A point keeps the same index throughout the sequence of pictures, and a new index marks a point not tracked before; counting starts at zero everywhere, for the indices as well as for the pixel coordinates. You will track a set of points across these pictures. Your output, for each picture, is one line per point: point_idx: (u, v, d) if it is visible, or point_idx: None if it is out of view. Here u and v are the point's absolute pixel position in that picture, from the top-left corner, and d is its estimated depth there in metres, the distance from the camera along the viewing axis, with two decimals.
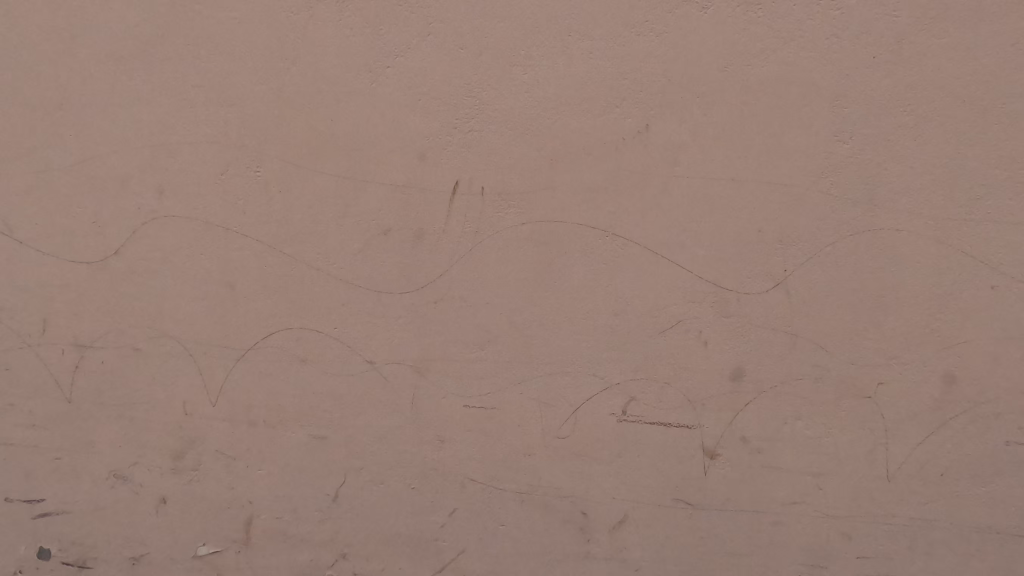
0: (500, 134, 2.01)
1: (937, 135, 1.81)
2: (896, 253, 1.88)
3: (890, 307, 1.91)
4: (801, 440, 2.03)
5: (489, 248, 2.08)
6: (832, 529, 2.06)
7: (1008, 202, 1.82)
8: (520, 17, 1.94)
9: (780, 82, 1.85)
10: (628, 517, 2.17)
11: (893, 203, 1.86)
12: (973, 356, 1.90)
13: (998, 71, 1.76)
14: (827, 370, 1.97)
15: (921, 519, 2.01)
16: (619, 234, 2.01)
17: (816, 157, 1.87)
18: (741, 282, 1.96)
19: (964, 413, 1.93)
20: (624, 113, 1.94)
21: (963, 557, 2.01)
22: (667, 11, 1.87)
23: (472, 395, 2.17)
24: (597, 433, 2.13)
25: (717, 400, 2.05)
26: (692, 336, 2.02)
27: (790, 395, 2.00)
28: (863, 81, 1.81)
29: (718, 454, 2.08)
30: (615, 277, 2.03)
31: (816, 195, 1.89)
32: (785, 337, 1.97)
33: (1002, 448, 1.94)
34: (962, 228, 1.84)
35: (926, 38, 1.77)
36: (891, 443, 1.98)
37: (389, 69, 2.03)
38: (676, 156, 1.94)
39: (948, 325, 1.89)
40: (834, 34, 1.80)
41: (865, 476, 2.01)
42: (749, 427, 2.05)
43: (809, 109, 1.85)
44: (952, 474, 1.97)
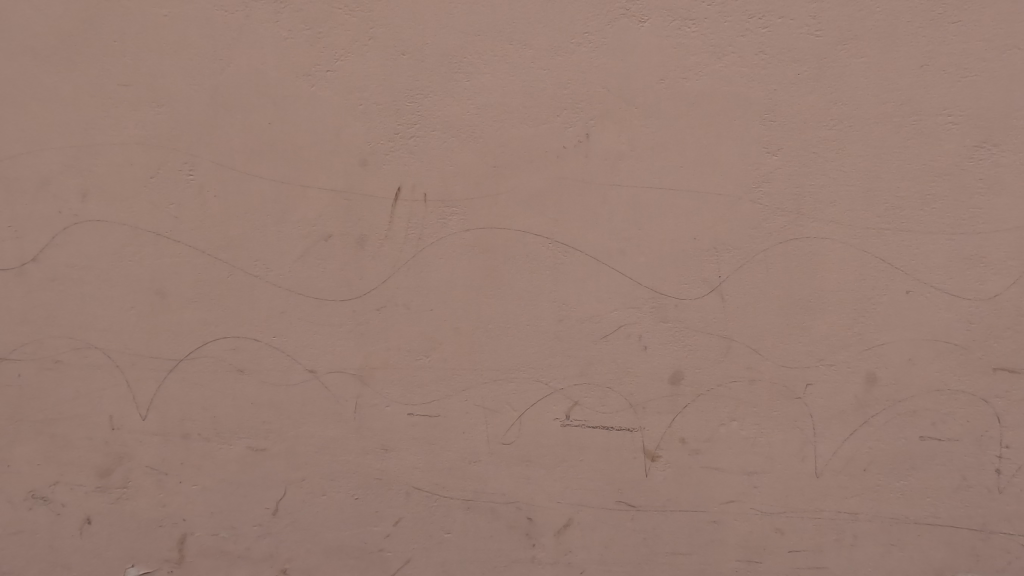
0: (442, 140, 2.00)
1: (857, 149, 1.91)
2: (822, 260, 1.98)
3: (817, 311, 2.00)
4: (736, 440, 2.10)
5: (433, 254, 2.07)
6: (766, 525, 2.15)
7: (922, 212, 1.93)
8: (460, 25, 1.93)
9: (713, 95, 1.92)
10: (573, 520, 2.20)
11: (818, 212, 1.95)
12: (892, 357, 2.01)
13: (911, 89, 1.87)
14: (760, 373, 2.05)
15: (846, 513, 2.11)
16: (562, 241, 2.03)
17: (746, 168, 1.95)
18: (679, 288, 2.02)
19: (884, 411, 2.04)
20: (565, 122, 1.97)
21: (885, 547, 2.12)
22: (605, 23, 1.90)
23: (417, 402, 2.15)
24: (542, 438, 2.15)
25: (657, 404, 2.10)
26: (632, 341, 2.07)
27: (726, 397, 2.08)
28: (790, 96, 1.90)
29: (659, 456, 2.13)
30: (559, 283, 2.06)
31: (748, 205, 1.96)
32: (720, 341, 2.04)
33: (921, 444, 2.05)
34: (881, 237, 1.95)
35: (846, 56, 1.87)
36: (819, 441, 2.08)
37: (328, 73, 1.99)
38: (616, 165, 1.98)
39: (869, 328, 2.00)
40: (762, 51, 1.88)
41: (796, 473, 2.10)
42: (687, 429, 2.11)
43: (740, 121, 1.92)
44: (874, 469, 2.08)
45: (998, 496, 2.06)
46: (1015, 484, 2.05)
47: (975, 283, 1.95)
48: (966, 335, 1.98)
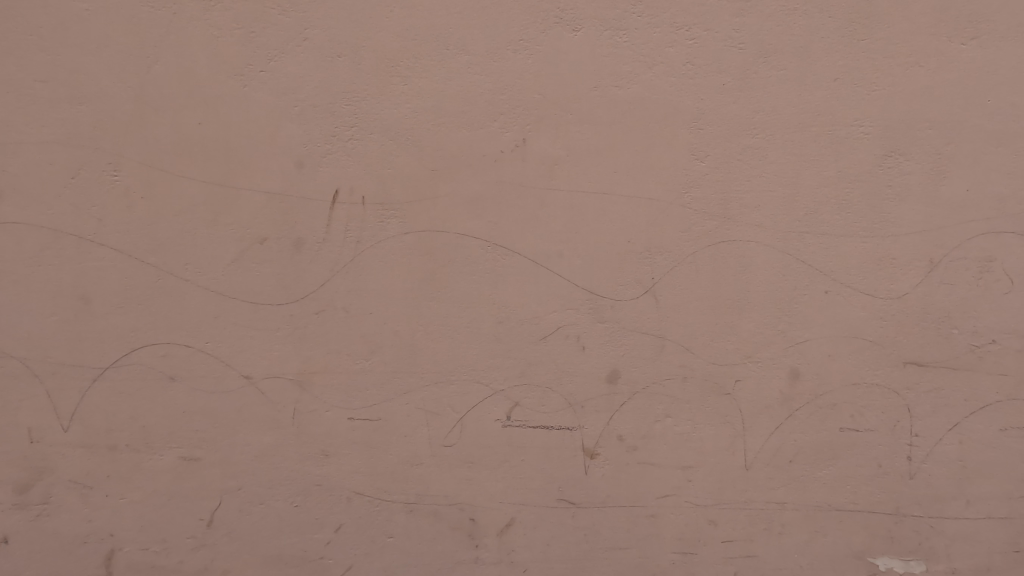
0: (380, 143, 1.99)
1: (779, 156, 2.01)
2: (748, 262, 2.07)
3: (745, 311, 2.10)
4: (671, 436, 2.17)
5: (371, 257, 2.06)
6: (700, 516, 2.23)
7: (838, 216, 2.04)
8: (395, 28, 1.93)
9: (644, 103, 1.98)
10: (515, 519, 2.22)
11: (744, 216, 2.04)
12: (814, 353, 2.12)
13: (827, 100, 1.98)
14: (692, 370, 2.13)
15: (774, 503, 2.22)
16: (501, 243, 2.06)
17: (677, 174, 2.02)
18: (615, 290, 2.08)
19: (807, 405, 2.15)
20: (502, 126, 1.99)
21: (810, 534, 2.24)
22: (541, 30, 1.94)
23: (357, 406, 2.14)
24: (484, 439, 2.17)
25: (596, 402, 2.15)
26: (570, 341, 2.11)
27: (661, 394, 2.14)
28: (716, 105, 1.98)
29: (598, 453, 2.18)
30: (498, 285, 2.08)
31: (679, 209, 2.04)
32: (655, 341, 2.11)
33: (841, 435, 2.17)
34: (802, 239, 2.05)
35: (767, 68, 1.96)
36: (748, 434, 2.17)
37: (261, 73, 1.95)
38: (552, 170, 2.02)
39: (792, 326, 2.10)
40: (690, 61, 1.96)
41: (727, 467, 2.19)
42: (624, 426, 2.17)
43: (670, 129, 1.99)
44: (799, 460, 2.19)
45: (911, 481, 2.20)
46: (926, 469, 2.19)
47: (887, 283, 2.08)
48: (880, 332, 2.11)
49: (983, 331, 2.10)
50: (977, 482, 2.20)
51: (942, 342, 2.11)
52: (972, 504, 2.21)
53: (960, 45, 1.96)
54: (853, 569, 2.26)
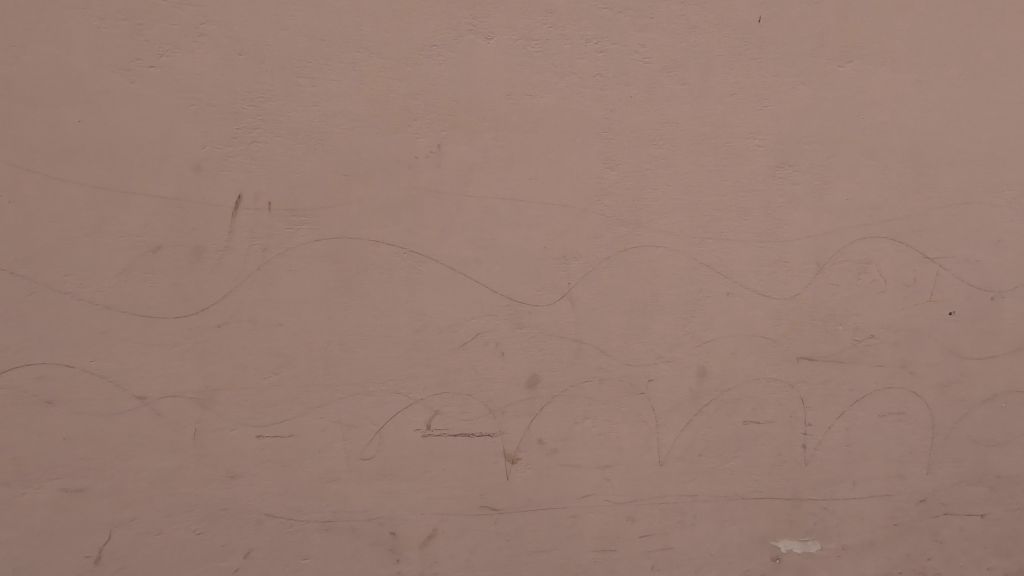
0: (287, 146, 1.91)
1: (683, 166, 2.12)
2: (658, 267, 2.16)
3: (656, 313, 2.19)
4: (590, 437, 2.23)
5: (280, 265, 1.96)
6: (618, 514, 2.30)
7: (738, 222, 2.18)
8: (302, 28, 1.86)
9: (557, 113, 2.03)
10: (438, 530, 2.19)
11: (653, 223, 2.13)
12: (719, 351, 2.25)
13: (725, 114, 2.11)
14: (608, 372, 2.19)
15: (687, 496, 2.32)
16: (417, 250, 2.03)
17: (590, 182, 2.08)
18: (533, 295, 2.10)
19: (714, 401, 2.28)
20: (417, 132, 1.97)
21: (720, 522, 2.37)
22: (454, 37, 1.93)
23: (267, 423, 2.02)
24: (403, 450, 2.12)
25: (516, 407, 2.16)
26: (490, 347, 2.11)
27: (579, 397, 2.19)
28: (625, 117, 2.06)
29: (519, 458, 2.20)
30: (416, 292, 2.05)
31: (592, 216, 2.10)
32: (572, 344, 2.15)
33: (745, 427, 2.31)
34: (706, 245, 2.17)
35: (671, 83, 2.07)
36: (661, 431, 2.26)
37: (153, 68, 1.81)
38: (468, 176, 2.01)
39: (699, 327, 2.22)
40: (600, 73, 2.02)
41: (643, 464, 2.28)
42: (545, 429, 2.19)
43: (583, 138, 2.05)
44: (709, 453, 2.31)
45: (806, 468, 2.38)
46: (818, 455, 2.38)
47: (782, 285, 2.24)
48: (777, 330, 2.27)
49: (863, 327, 2.32)
50: (862, 465, 2.41)
51: (829, 338, 2.30)
52: (858, 485, 2.43)
53: (839, 67, 2.14)
54: (757, 552, 2.42)
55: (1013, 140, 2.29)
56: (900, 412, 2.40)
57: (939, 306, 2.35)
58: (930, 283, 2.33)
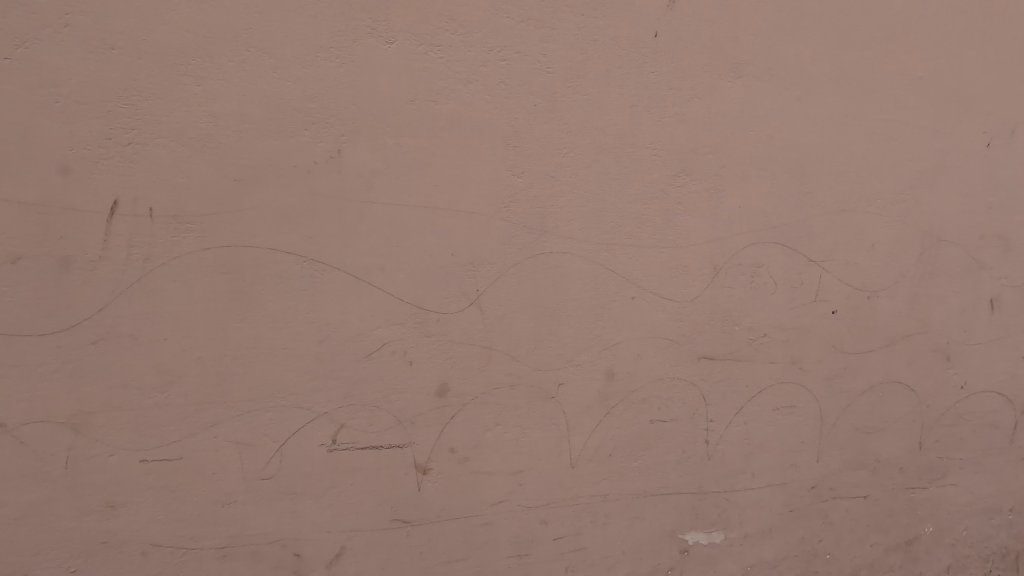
0: (170, 148, 1.79)
1: (587, 174, 2.17)
2: (565, 273, 2.20)
3: (564, 318, 2.23)
4: (501, 443, 2.23)
5: (164, 276, 1.83)
6: (532, 518, 2.31)
7: (640, 228, 2.26)
8: (184, 23, 1.75)
9: (461, 119, 2.02)
10: (345, 547, 2.12)
11: (559, 229, 2.17)
12: (625, 354, 2.32)
13: (625, 124, 2.19)
14: (518, 378, 2.21)
15: (598, 496, 2.37)
16: (318, 259, 1.95)
17: (495, 189, 2.09)
18: (440, 303, 2.08)
19: (622, 402, 2.34)
20: (315, 136, 1.90)
21: (630, 520, 2.44)
22: (352, 40, 1.88)
23: (152, 446, 1.89)
24: (307, 467, 2.04)
25: (426, 417, 2.13)
26: (397, 357, 2.07)
27: (489, 404, 2.19)
28: (529, 125, 2.09)
29: (430, 468, 2.16)
30: (317, 302, 1.97)
31: (499, 223, 2.10)
32: (481, 351, 2.15)
33: (651, 427, 2.39)
34: (611, 251, 2.24)
35: (573, 92, 2.11)
36: (572, 434, 2.30)
37: (8, 61, 1.64)
38: (370, 182, 1.97)
39: (606, 330, 2.28)
40: (503, 81, 2.04)
41: (554, 467, 2.30)
42: (456, 438, 2.17)
43: (487, 146, 2.05)
44: (618, 454, 2.37)
45: (708, 462, 2.50)
46: (719, 450, 2.50)
47: (682, 289, 2.34)
48: (678, 332, 2.37)
49: (757, 327, 2.46)
50: (759, 457, 2.56)
51: (727, 338, 2.43)
52: (756, 476, 2.57)
53: (729, 82, 2.27)
54: (665, 546, 2.51)
55: (882, 152, 2.51)
56: (791, 405, 2.56)
57: (823, 305, 2.54)
58: (814, 284, 2.51)
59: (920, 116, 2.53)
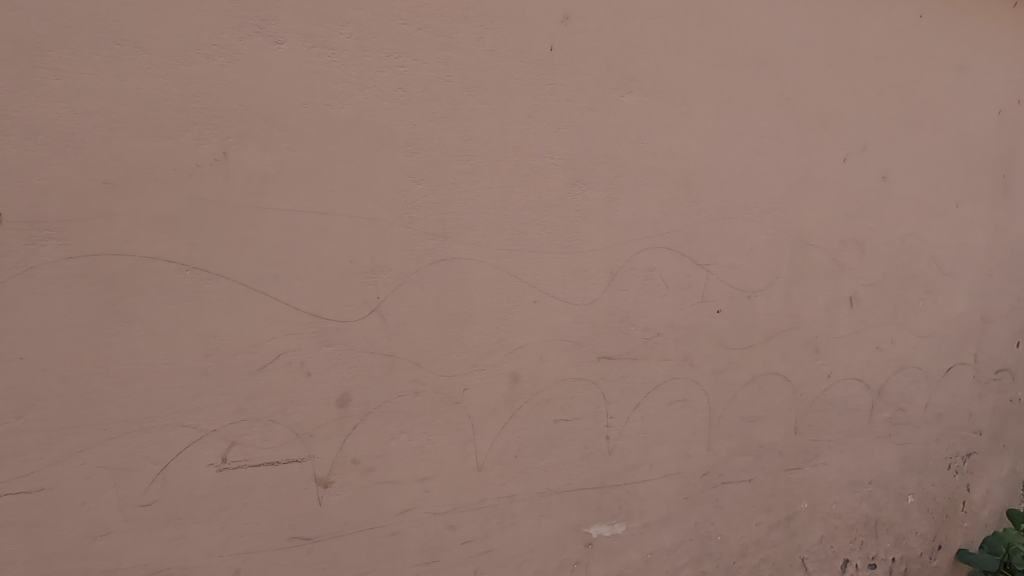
0: (25, 147, 1.62)
1: (488, 181, 2.21)
2: (467, 279, 2.23)
3: (468, 323, 2.25)
4: (407, 451, 2.21)
5: (19, 289, 1.65)
6: (439, 524, 2.31)
7: (540, 234, 2.33)
8: (40, 11, 1.60)
9: (358, 124, 1.99)
10: (241, 570, 2.01)
11: (461, 235, 2.19)
12: (529, 357, 2.38)
13: (524, 133, 2.25)
14: (423, 384, 2.20)
15: (505, 497, 2.42)
16: (203, 267, 1.84)
17: (396, 195, 2.07)
18: (340, 311, 2.03)
19: (526, 404, 2.40)
20: (197, 137, 1.79)
21: (537, 518, 2.50)
22: (238, 38, 1.80)
23: (7, 477, 1.70)
24: (194, 489, 1.91)
25: (326, 429, 2.06)
26: (294, 368, 1.99)
27: (394, 412, 2.16)
28: (429, 132, 2.09)
29: (332, 481, 2.10)
30: (203, 313, 1.85)
31: (400, 229, 2.09)
32: (384, 359, 2.12)
33: (555, 426, 2.47)
34: (513, 256, 2.29)
35: (473, 101, 2.15)
36: (478, 438, 2.33)
37: None
38: (261, 187, 1.88)
39: (510, 334, 2.33)
40: (401, 88, 2.03)
41: (461, 472, 2.32)
42: (358, 448, 2.13)
43: (386, 151, 2.04)
44: (523, 454, 2.43)
45: (609, 457, 2.62)
46: (619, 445, 2.63)
47: (582, 292, 2.44)
48: (579, 334, 2.47)
49: (651, 326, 2.62)
50: (656, 449, 2.72)
51: (624, 338, 2.56)
52: (653, 468, 2.73)
53: (621, 96, 2.41)
54: (572, 541, 2.60)
55: (758, 165, 2.76)
56: (683, 399, 2.75)
57: (709, 305, 2.74)
58: (701, 286, 2.71)
59: (788, 133, 2.81)
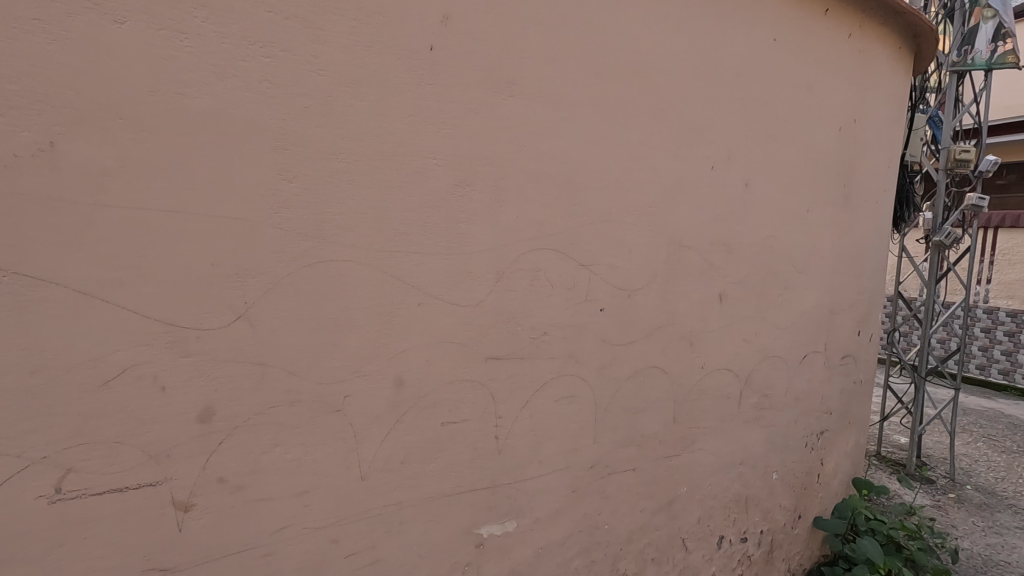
0: None
1: (368, 181, 2.14)
2: (347, 282, 2.14)
3: (348, 328, 2.16)
4: (282, 465, 2.08)
5: None
6: (321, 540, 2.19)
7: (424, 236, 2.30)
8: None
9: (219, 116, 1.84)
10: None
11: (339, 236, 2.10)
12: (414, 360, 2.33)
13: (405, 133, 2.20)
14: (298, 394, 2.08)
15: (392, 505, 2.35)
16: (25, 272, 1.61)
17: (264, 193, 1.94)
18: (200, 318, 1.87)
19: (412, 408, 2.35)
20: (16, 123, 1.56)
21: (426, 524, 2.46)
22: (67, 14, 1.60)
23: None
24: (19, 527, 1.66)
25: (186, 447, 1.89)
26: (145, 383, 1.80)
27: (266, 424, 2.03)
28: (301, 127, 1.99)
29: (194, 504, 1.92)
30: (26, 324, 1.62)
31: (269, 229, 1.96)
32: (254, 368, 1.98)
33: (443, 429, 2.45)
34: (395, 258, 2.24)
35: (349, 97, 2.07)
36: (361, 446, 2.25)
37: None
38: (100, 182, 1.68)
39: (394, 338, 2.27)
40: (268, 79, 1.91)
41: (343, 482, 2.22)
42: (226, 466, 1.97)
43: (252, 146, 1.90)
44: (410, 459, 2.38)
45: (499, 456, 2.64)
46: (509, 443, 2.66)
47: (467, 294, 2.44)
48: (465, 336, 2.46)
49: (538, 326, 2.68)
50: (545, 446, 2.79)
51: (511, 338, 2.60)
52: (542, 464, 2.79)
53: (503, 100, 2.44)
54: (463, 544, 2.58)
55: (635, 171, 2.91)
56: (570, 395, 2.83)
57: (593, 304, 2.86)
58: (585, 286, 2.81)
59: (662, 141, 2.99)
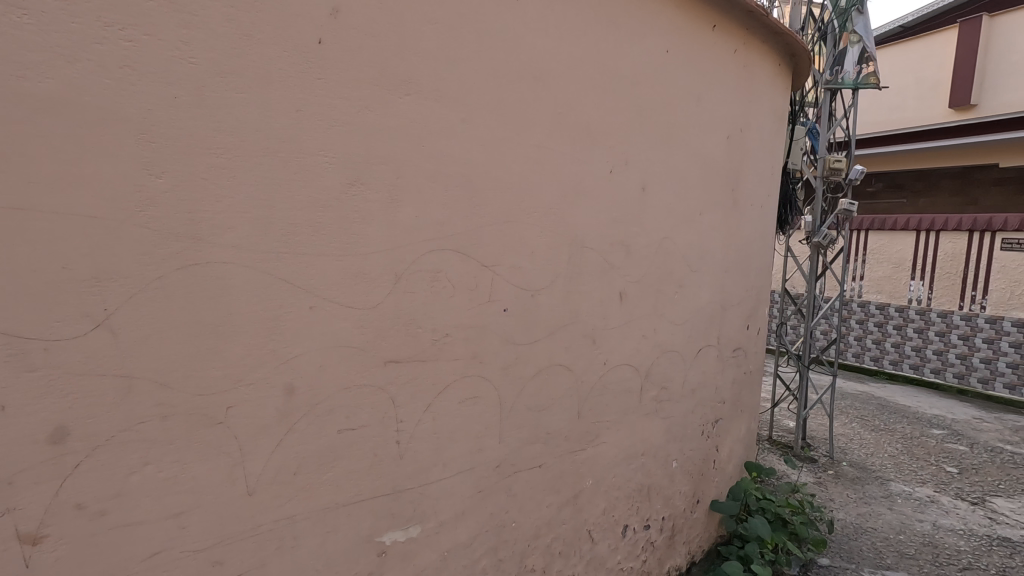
0: None
1: (249, 178, 2.02)
2: (227, 285, 2.01)
3: (229, 334, 2.03)
4: (153, 486, 1.91)
5: None
6: (201, 563, 2.04)
7: (314, 236, 2.20)
8: None
9: (69, 103, 1.66)
10: None
11: (217, 237, 1.97)
12: (306, 367, 2.23)
13: (290, 128, 2.10)
14: (171, 407, 1.92)
15: (283, 519, 2.23)
16: None
17: (126, 190, 1.78)
18: (48, 328, 1.68)
19: (304, 417, 2.25)
20: None
21: (322, 537, 2.36)
22: None
23: None
24: None
25: (34, 473, 1.68)
26: None
27: (133, 442, 1.85)
28: (170, 119, 1.84)
29: (44, 536, 1.72)
30: None
31: (133, 229, 1.80)
32: (117, 382, 1.81)
33: (339, 436, 2.36)
34: (282, 259, 2.13)
35: (226, 88, 1.94)
36: (247, 459, 2.12)
37: None
38: None
39: (282, 343, 2.16)
40: (129, 65, 1.75)
41: (227, 499, 2.08)
42: (84, 491, 1.78)
43: (111, 138, 1.73)
44: (303, 470, 2.27)
45: (400, 461, 2.58)
46: (410, 448, 2.61)
47: (363, 296, 2.37)
48: (362, 339, 2.39)
49: (439, 327, 2.65)
50: (448, 448, 2.77)
51: (411, 341, 2.56)
52: (446, 466, 2.77)
53: (398, 98, 2.40)
54: (363, 554, 2.50)
55: (535, 173, 2.97)
56: (473, 396, 2.83)
57: (495, 304, 2.87)
58: (487, 287, 2.83)
59: (561, 144, 3.07)
